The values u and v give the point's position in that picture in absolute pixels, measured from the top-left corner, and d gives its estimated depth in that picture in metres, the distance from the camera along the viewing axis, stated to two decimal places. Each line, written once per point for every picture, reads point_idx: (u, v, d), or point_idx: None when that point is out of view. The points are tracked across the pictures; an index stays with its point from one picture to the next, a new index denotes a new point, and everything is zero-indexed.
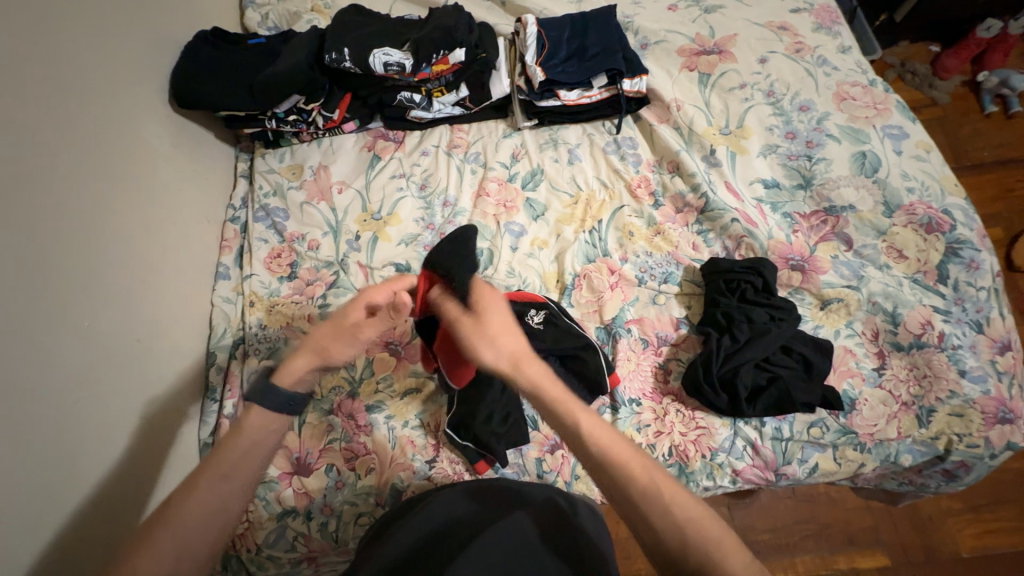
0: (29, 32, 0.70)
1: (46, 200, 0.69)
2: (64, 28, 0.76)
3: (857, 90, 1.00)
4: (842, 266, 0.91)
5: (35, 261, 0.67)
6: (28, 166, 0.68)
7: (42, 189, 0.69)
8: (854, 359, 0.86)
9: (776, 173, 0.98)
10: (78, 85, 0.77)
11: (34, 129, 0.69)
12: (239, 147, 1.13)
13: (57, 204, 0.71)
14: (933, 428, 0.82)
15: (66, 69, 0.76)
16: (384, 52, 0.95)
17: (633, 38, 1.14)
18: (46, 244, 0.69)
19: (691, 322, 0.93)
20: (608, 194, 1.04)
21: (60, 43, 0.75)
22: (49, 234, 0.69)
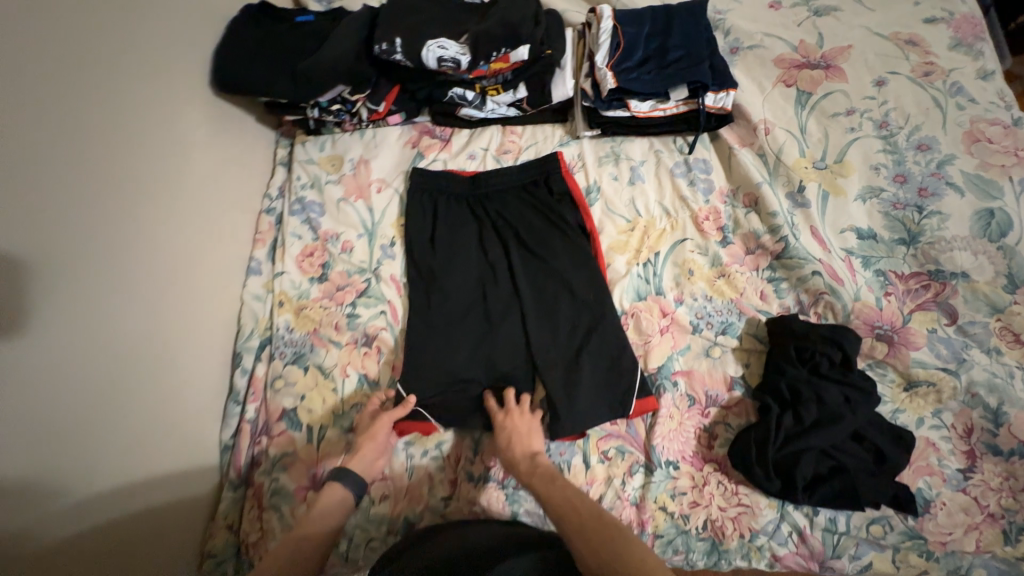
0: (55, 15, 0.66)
1: (73, 200, 0.67)
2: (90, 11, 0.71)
3: (996, 130, 0.82)
4: (939, 343, 0.78)
5: (64, 269, 0.65)
6: (56, 165, 0.65)
7: (74, 188, 0.67)
8: (937, 455, 0.75)
9: (874, 222, 0.84)
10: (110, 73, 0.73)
11: (62, 124, 0.66)
12: (279, 131, 1.07)
13: (87, 203, 0.68)
14: (1021, 548, 0.71)
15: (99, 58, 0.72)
16: (439, 45, 0.85)
17: (722, 39, 0.98)
18: (74, 248, 0.66)
19: (747, 385, 0.82)
20: (669, 223, 0.92)
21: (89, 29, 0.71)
22: (78, 239, 0.67)
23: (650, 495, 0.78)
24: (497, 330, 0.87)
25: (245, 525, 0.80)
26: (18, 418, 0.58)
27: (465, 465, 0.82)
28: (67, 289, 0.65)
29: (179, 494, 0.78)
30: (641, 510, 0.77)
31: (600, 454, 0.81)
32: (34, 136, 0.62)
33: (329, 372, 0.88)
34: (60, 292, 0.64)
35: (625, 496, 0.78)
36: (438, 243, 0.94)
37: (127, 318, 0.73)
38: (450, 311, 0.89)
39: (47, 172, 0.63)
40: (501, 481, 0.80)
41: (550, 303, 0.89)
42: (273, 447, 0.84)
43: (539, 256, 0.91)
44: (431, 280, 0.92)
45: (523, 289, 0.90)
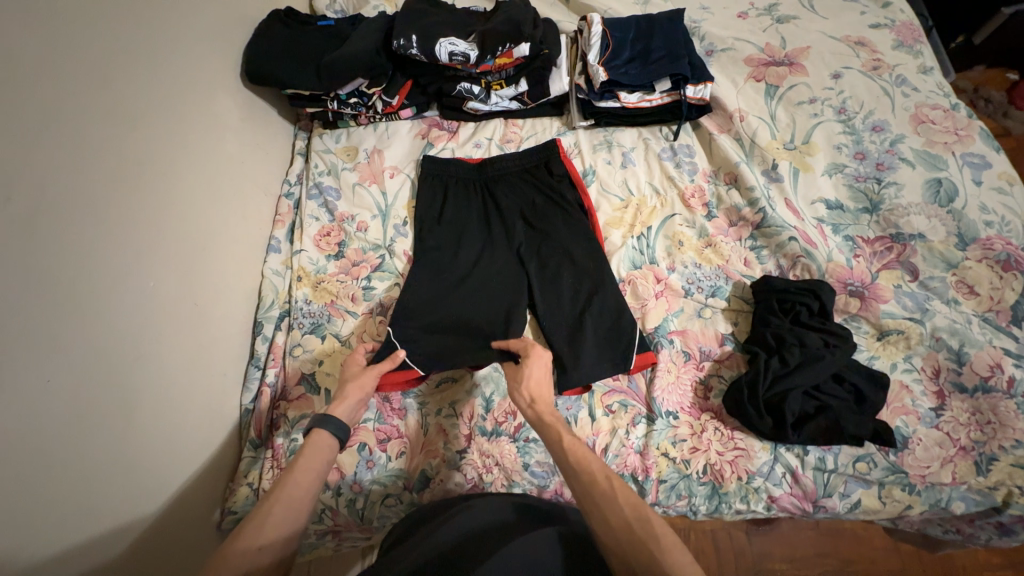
0: (114, 7, 0.75)
1: (125, 168, 0.74)
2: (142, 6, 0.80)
3: (938, 113, 0.95)
4: (904, 296, 0.87)
5: (110, 228, 0.71)
6: (108, 135, 0.72)
7: (119, 156, 0.73)
8: (910, 396, 0.82)
9: (840, 193, 0.94)
10: (157, 61, 0.82)
11: (116, 102, 0.74)
12: (298, 126, 1.16)
13: (135, 171, 0.76)
14: (992, 477, 0.77)
15: (150, 46, 0.81)
16: (450, 42, 0.95)
17: (699, 44, 1.11)
18: (124, 211, 0.73)
19: (737, 340, 0.90)
20: (659, 201, 1.02)
21: (142, 21, 0.80)
22: (127, 203, 0.74)
23: (652, 442, 0.83)
24: (505, 297, 0.94)
25: (264, 483, 0.82)
26: (65, 357, 0.63)
27: (478, 422, 0.86)
28: (116, 247, 0.71)
29: (204, 449, 0.83)
30: (644, 457, 0.83)
31: (604, 407, 0.87)
32: (94, 108, 0.70)
33: (345, 339, 0.93)
34: (110, 247, 0.71)
35: (629, 444, 0.83)
36: (448, 221, 1.01)
37: (160, 280, 0.79)
38: (460, 281, 0.96)
39: (101, 141, 0.71)
40: (512, 435, 0.84)
41: (552, 272, 0.96)
42: (292, 410, 0.88)
43: (542, 230, 0.99)
44: (442, 253, 0.99)
45: (527, 260, 0.98)
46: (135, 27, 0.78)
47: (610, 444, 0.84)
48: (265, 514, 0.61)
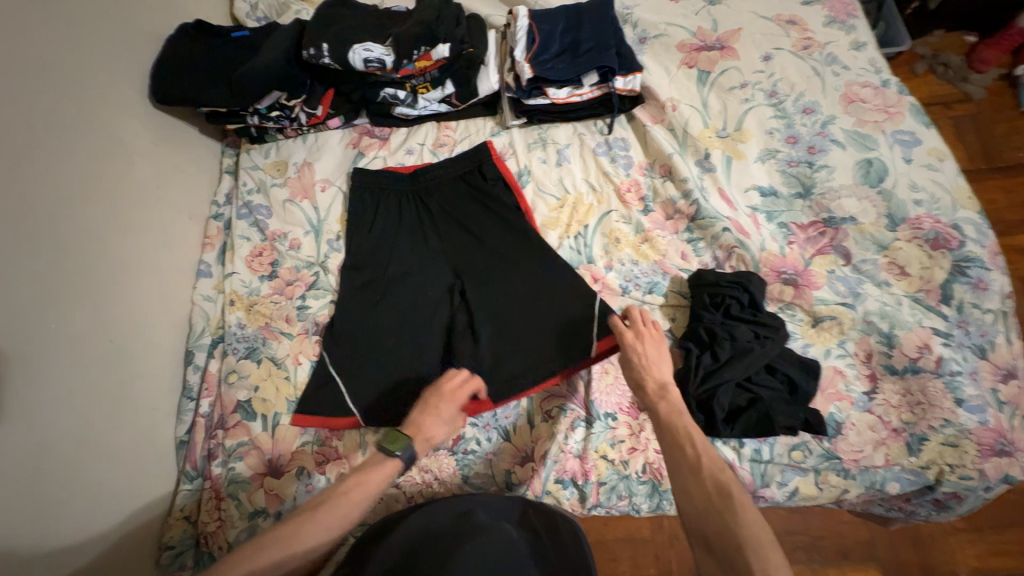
0: None
1: (14, 208, 0.71)
2: (23, 30, 0.75)
3: (868, 92, 0.93)
4: (837, 281, 0.86)
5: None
6: None
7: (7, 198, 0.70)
8: (844, 381, 0.82)
9: (773, 180, 0.93)
10: (46, 89, 0.77)
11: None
12: (226, 142, 1.12)
13: (27, 210, 0.72)
14: (923, 458, 0.78)
15: (33, 74, 0.76)
16: (365, 47, 0.91)
17: (631, 31, 1.08)
18: (13, 254, 0.70)
19: (675, 335, 0.89)
20: (596, 198, 1.00)
21: (25, 48, 0.75)
22: (18, 244, 0.71)
23: (591, 446, 0.83)
24: (441, 309, 0.93)
25: (203, 515, 0.83)
26: None
27: None
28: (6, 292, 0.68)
29: (134, 487, 0.82)
30: (583, 460, 0.83)
31: (544, 413, 0.86)
32: None
33: (282, 362, 0.92)
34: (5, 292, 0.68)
35: (567, 449, 0.83)
36: (380, 234, 0.99)
37: (67, 318, 0.76)
38: (393, 297, 0.94)
39: None
40: (450, 448, 0.84)
41: (487, 279, 0.94)
42: (229, 438, 0.87)
43: (476, 238, 0.97)
44: (376, 268, 0.97)
45: (462, 265, 0.96)
46: (16, 54, 0.73)
47: (549, 451, 0.83)
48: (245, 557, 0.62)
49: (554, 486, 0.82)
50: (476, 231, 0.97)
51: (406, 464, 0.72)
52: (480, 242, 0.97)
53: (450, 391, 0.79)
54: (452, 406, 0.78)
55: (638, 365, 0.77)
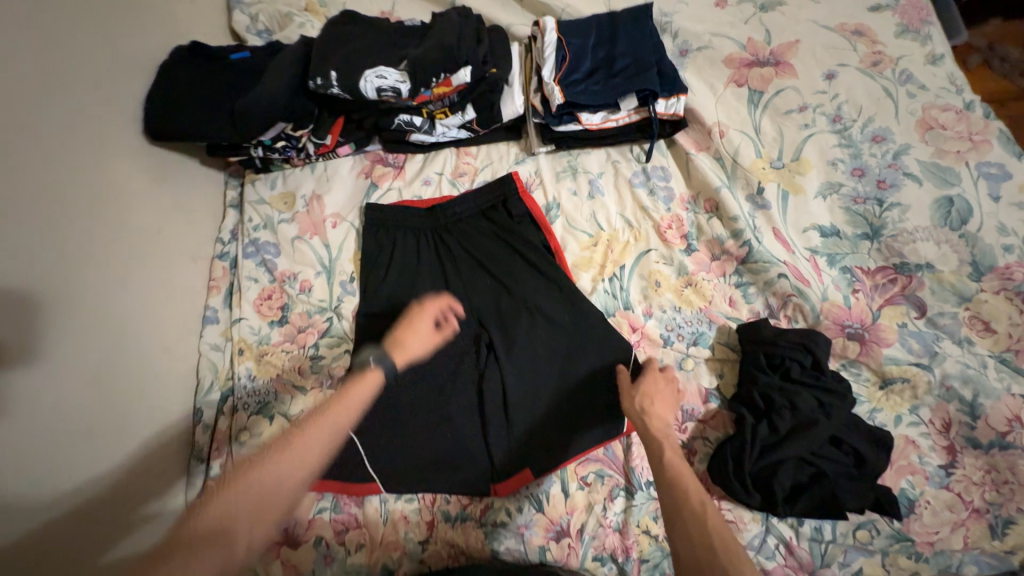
0: None
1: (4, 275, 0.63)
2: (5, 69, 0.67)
3: (949, 116, 0.83)
4: (910, 337, 0.76)
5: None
6: None
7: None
8: (917, 453, 0.73)
9: (836, 218, 0.83)
10: (34, 133, 0.69)
11: None
12: (229, 171, 1.04)
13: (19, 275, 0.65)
14: (1010, 541, 0.69)
15: (19, 116, 0.68)
16: (378, 74, 0.82)
17: (671, 43, 0.97)
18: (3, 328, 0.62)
19: (723, 395, 0.81)
20: (632, 235, 0.91)
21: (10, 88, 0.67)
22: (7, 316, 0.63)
23: (632, 519, 0.76)
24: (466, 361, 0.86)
25: None
26: None
27: (442, 504, 0.80)
28: None
29: None
30: (624, 535, 0.75)
31: (580, 480, 0.79)
32: None
33: (296, 419, 0.86)
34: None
35: (606, 523, 0.76)
36: (398, 276, 0.91)
37: (66, 390, 0.69)
38: None
39: None
40: (478, 519, 0.78)
41: (515, 329, 0.86)
42: None
43: (503, 282, 0.89)
44: (394, 314, 0.90)
45: (488, 312, 0.88)
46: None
47: (586, 524, 0.77)
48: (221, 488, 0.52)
49: (592, 564, 0.75)
50: (503, 274, 0.89)
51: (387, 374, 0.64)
52: (508, 287, 0.89)
53: (428, 334, 0.71)
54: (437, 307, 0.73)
55: (652, 391, 0.72)
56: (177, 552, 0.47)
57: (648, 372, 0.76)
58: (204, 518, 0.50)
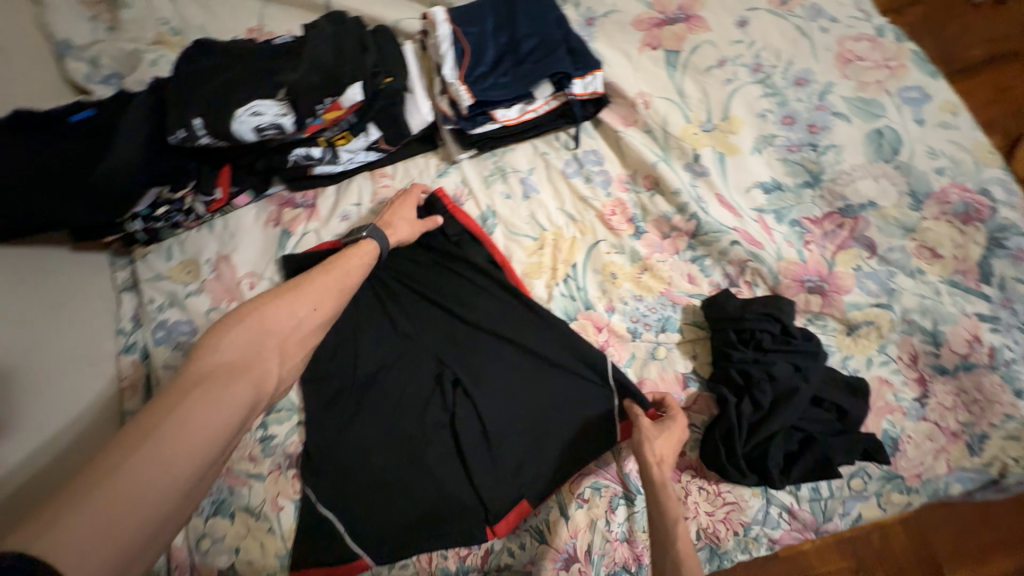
0: None
1: None
2: None
3: (863, 46, 0.81)
4: (866, 279, 0.76)
5: None
6: None
7: None
8: (892, 391, 0.73)
9: (775, 171, 0.80)
10: None
11: None
12: (111, 250, 0.88)
13: None
14: (987, 455, 0.72)
15: None
16: (252, 111, 0.70)
17: (575, 12, 0.89)
18: None
19: (701, 377, 0.78)
20: (578, 229, 0.85)
21: None
22: None
23: (637, 526, 0.74)
24: (432, 404, 0.79)
25: None
26: None
27: (439, 562, 0.75)
28: None
29: None
30: (633, 545, 0.73)
31: (578, 499, 0.75)
32: None
33: (258, 511, 0.76)
34: None
35: (613, 537, 0.73)
36: (337, 328, 0.82)
37: None
38: (372, 404, 0.79)
39: None
40: (481, 568, 0.74)
41: (476, 358, 0.79)
42: None
43: (453, 310, 0.82)
44: (341, 371, 0.81)
45: (445, 346, 0.81)
46: None
47: (593, 544, 0.73)
48: (221, 335, 0.62)
49: None
50: (448, 301, 0.82)
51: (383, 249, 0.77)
52: (459, 314, 0.81)
53: (355, 271, 0.75)
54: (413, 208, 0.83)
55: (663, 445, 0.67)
56: (190, 392, 0.56)
57: (671, 413, 0.71)
58: (208, 361, 0.60)
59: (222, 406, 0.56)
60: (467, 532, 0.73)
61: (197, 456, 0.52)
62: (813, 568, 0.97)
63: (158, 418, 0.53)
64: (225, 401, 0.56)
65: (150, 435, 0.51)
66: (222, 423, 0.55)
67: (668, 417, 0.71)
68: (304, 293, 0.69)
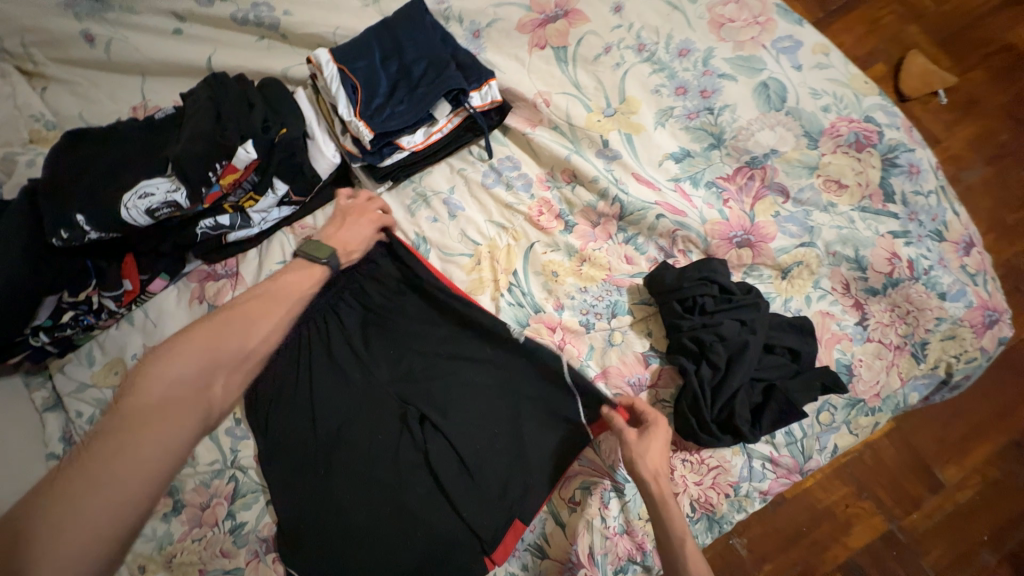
0: None
1: None
2: None
3: (732, 8, 0.85)
4: (787, 223, 0.79)
5: None
6: None
7: None
8: (835, 321, 0.77)
9: (681, 140, 0.83)
10: None
11: None
12: (24, 370, 0.81)
13: None
14: (931, 359, 0.75)
15: None
16: (141, 194, 0.67)
17: (460, 28, 0.90)
18: None
19: (660, 352, 0.79)
20: (510, 236, 0.85)
21: None
22: None
23: (632, 515, 0.73)
24: (403, 446, 0.76)
25: None
26: None
27: None
28: None
29: None
30: (632, 534, 0.73)
31: (569, 503, 0.74)
32: None
33: None
34: None
35: (612, 532, 0.73)
36: (290, 392, 0.78)
37: None
38: (343, 459, 0.75)
39: None
40: None
41: (437, 388, 0.78)
42: None
43: (408, 344, 0.80)
44: (302, 436, 0.77)
45: (405, 381, 0.79)
46: None
47: (594, 544, 0.72)
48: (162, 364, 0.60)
49: None
50: (401, 336, 0.81)
51: (335, 269, 0.76)
52: (414, 347, 0.80)
53: (298, 295, 0.75)
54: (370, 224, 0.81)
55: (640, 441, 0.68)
56: (134, 428, 0.56)
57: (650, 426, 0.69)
58: (147, 396, 0.58)
59: (163, 442, 0.56)
60: (465, 567, 0.71)
61: (145, 487, 0.54)
62: (820, 501, 1.02)
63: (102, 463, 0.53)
64: (167, 438, 0.56)
65: (94, 475, 0.52)
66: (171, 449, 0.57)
67: (649, 423, 0.69)
68: (251, 323, 0.69)
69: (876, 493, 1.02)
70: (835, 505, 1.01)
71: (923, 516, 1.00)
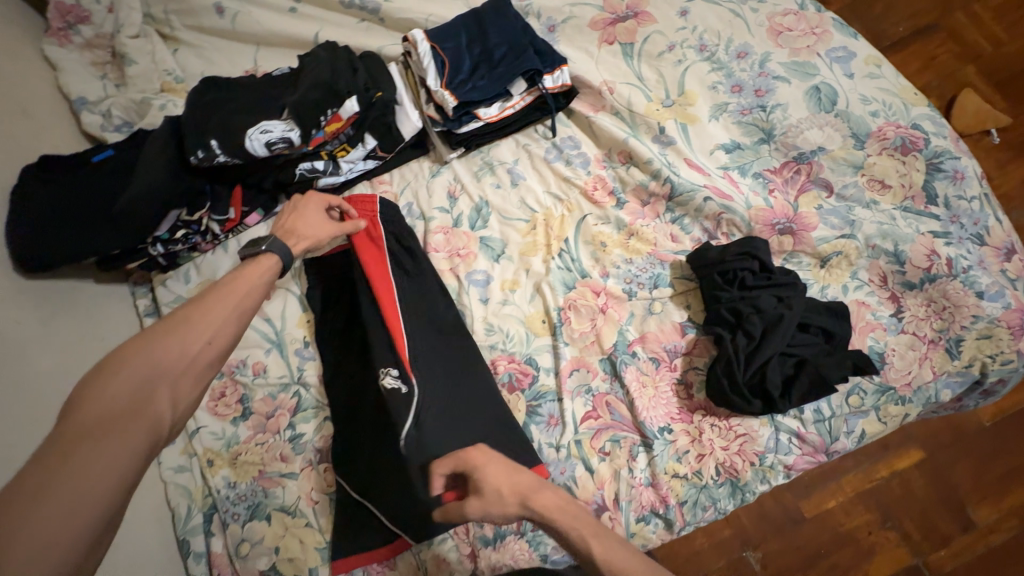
0: None
1: None
2: None
3: (791, 19, 0.93)
4: (829, 215, 0.84)
5: None
6: None
7: None
8: (870, 310, 0.80)
9: (733, 133, 0.90)
10: None
11: None
12: (132, 280, 0.92)
13: None
14: (965, 357, 0.78)
15: None
16: (261, 130, 0.79)
17: (538, 22, 1.00)
18: None
19: (696, 323, 0.84)
20: (565, 208, 0.93)
21: None
22: None
23: (659, 469, 0.77)
24: None
25: None
26: None
27: (477, 532, 0.76)
28: None
29: None
30: (657, 487, 0.77)
31: (599, 452, 0.79)
32: None
33: (294, 509, 0.79)
34: None
35: (637, 482, 0.77)
36: (354, 325, 0.87)
37: None
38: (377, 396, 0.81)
39: None
40: (517, 531, 0.76)
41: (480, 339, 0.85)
42: None
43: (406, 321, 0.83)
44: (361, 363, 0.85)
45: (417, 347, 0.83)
46: None
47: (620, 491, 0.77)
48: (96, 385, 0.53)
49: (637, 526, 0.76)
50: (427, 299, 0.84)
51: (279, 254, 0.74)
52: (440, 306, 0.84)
53: (258, 284, 0.70)
54: (317, 211, 0.83)
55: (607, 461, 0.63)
56: (79, 448, 0.48)
57: (476, 470, 0.62)
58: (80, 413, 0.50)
59: (121, 460, 0.50)
60: None
61: (97, 510, 0.47)
62: (842, 527, 1.02)
63: (23, 497, 0.45)
64: (124, 453, 0.50)
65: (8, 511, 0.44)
66: (105, 473, 0.48)
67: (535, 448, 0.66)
68: (201, 322, 0.62)
69: (906, 529, 1.01)
70: (857, 531, 1.01)
71: (952, 554, 0.99)
